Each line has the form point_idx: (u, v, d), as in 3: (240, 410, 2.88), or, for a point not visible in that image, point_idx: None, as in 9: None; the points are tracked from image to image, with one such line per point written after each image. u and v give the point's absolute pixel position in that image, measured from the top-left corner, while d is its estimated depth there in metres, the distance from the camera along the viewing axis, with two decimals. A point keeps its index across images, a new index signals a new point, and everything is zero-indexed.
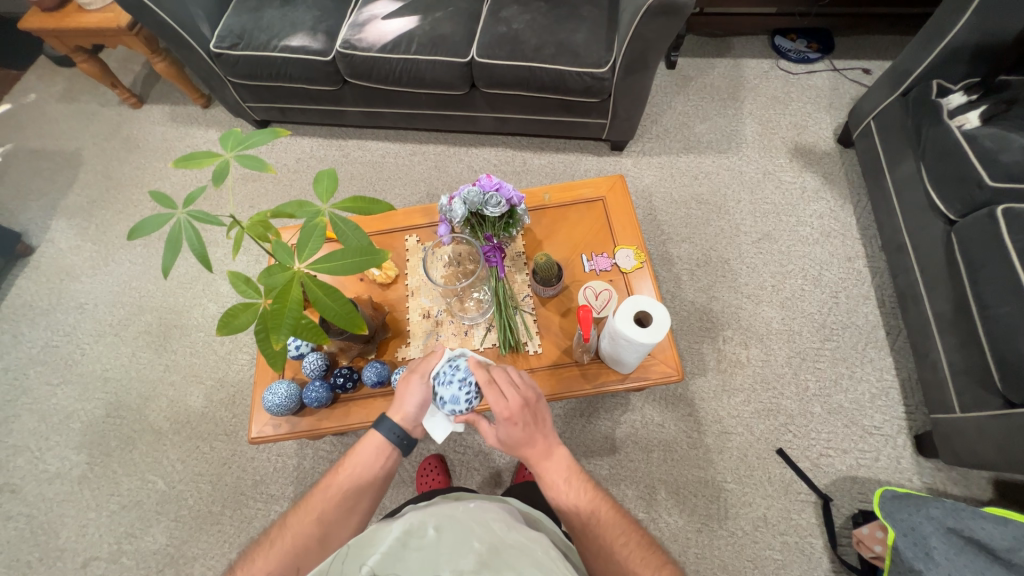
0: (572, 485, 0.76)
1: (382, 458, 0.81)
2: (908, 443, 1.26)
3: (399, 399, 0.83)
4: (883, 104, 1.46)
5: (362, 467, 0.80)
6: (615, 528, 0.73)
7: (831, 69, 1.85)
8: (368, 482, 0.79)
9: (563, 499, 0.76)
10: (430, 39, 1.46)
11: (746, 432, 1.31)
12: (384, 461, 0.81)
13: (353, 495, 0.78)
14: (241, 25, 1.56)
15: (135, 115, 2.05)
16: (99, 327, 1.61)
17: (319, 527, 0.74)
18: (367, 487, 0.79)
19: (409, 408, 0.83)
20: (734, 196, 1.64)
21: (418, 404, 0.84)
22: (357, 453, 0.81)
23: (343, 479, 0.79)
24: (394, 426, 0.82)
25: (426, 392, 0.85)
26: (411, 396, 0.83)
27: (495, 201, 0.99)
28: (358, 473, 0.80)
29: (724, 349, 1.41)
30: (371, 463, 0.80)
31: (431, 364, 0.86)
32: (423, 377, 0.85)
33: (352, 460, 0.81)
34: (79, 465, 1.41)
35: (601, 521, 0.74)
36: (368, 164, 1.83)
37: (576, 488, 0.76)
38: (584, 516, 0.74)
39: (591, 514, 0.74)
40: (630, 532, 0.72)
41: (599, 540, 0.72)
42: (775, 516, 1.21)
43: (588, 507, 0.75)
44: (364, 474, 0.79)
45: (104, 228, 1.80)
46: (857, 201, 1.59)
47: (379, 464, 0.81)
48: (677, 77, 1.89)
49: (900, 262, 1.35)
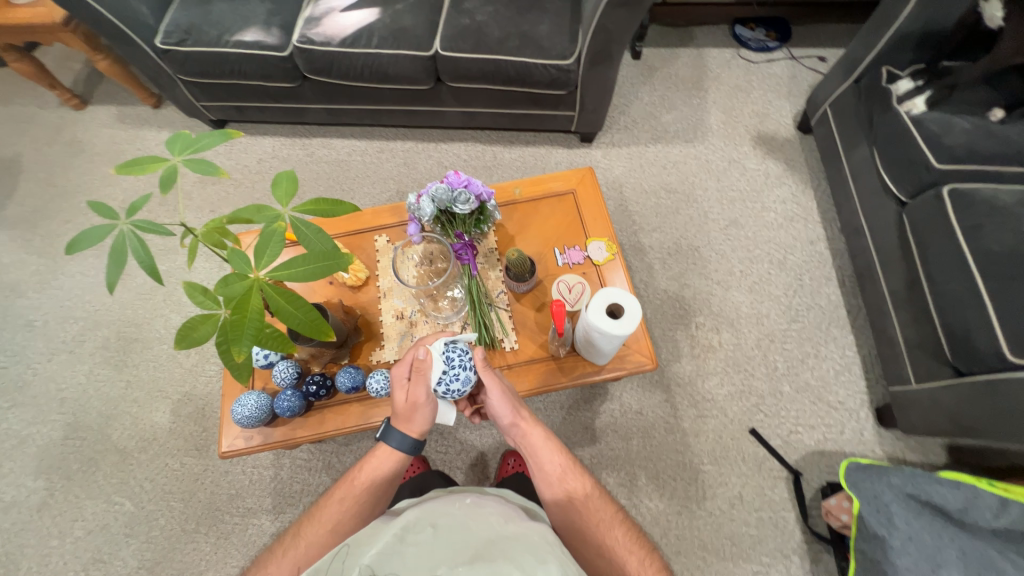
0: (567, 464, 0.80)
1: (398, 467, 0.82)
2: (870, 415, 1.33)
3: (411, 417, 0.82)
4: (837, 91, 1.51)
5: (378, 478, 0.80)
6: (607, 509, 0.77)
7: (789, 58, 1.90)
8: (382, 493, 0.79)
9: (559, 477, 0.79)
10: (391, 32, 1.42)
11: (720, 415, 1.35)
12: (401, 469, 0.82)
13: (368, 505, 0.78)
14: (189, 19, 1.47)
15: (79, 118, 1.93)
16: (51, 344, 1.52)
17: (335, 537, 0.74)
18: (383, 496, 0.80)
19: (422, 425, 0.83)
20: (702, 185, 1.67)
21: (428, 421, 0.83)
22: (374, 463, 0.81)
23: (358, 490, 0.78)
24: (407, 440, 0.81)
25: (433, 407, 0.84)
26: (423, 414, 0.82)
27: (464, 198, 0.97)
28: (372, 484, 0.79)
29: (697, 335, 1.45)
30: (387, 475, 0.80)
31: (426, 374, 0.82)
32: (428, 396, 0.83)
33: (367, 469, 0.80)
34: (37, 491, 1.33)
35: (595, 502, 0.77)
36: (333, 162, 1.78)
37: (573, 469, 0.80)
38: (579, 496, 0.77)
39: (586, 494, 0.78)
40: (622, 515, 0.76)
41: (589, 521, 0.75)
42: (750, 493, 1.26)
43: (583, 487, 0.78)
44: (379, 484, 0.79)
45: (50, 239, 1.69)
46: (818, 186, 1.64)
47: (394, 473, 0.81)
48: (642, 67, 1.90)
49: (858, 244, 1.41)
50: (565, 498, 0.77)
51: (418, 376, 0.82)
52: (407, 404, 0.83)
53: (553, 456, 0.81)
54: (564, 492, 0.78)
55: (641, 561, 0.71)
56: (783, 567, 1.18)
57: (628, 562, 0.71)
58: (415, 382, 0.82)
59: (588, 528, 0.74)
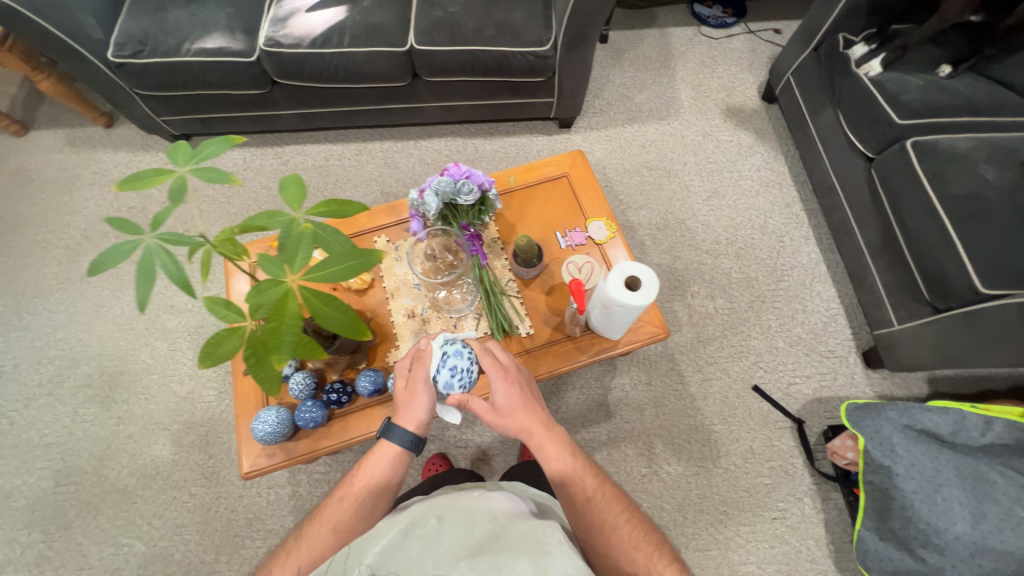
0: (572, 465, 0.81)
1: (397, 466, 0.83)
2: (858, 359, 1.42)
3: (408, 406, 0.84)
4: (798, 60, 1.59)
5: (376, 476, 0.81)
6: (611, 508, 0.79)
7: (746, 32, 1.98)
8: (382, 490, 0.81)
9: (562, 482, 0.80)
10: (363, 29, 1.39)
11: (724, 376, 1.41)
12: (401, 468, 0.83)
13: (368, 503, 0.79)
14: (142, 29, 1.39)
15: (22, 145, 1.79)
16: (26, 389, 1.42)
17: (335, 537, 0.76)
18: (383, 494, 0.81)
19: (422, 413, 0.84)
20: (680, 160, 1.73)
21: (429, 407, 0.86)
22: (373, 462, 0.82)
23: (358, 489, 0.80)
24: (408, 433, 0.82)
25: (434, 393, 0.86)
26: (419, 402, 0.84)
27: (467, 188, 0.98)
28: (371, 483, 0.81)
29: (693, 303, 1.51)
30: (385, 474, 0.82)
31: (425, 364, 0.86)
32: (426, 384, 0.85)
33: (367, 469, 0.82)
34: (33, 545, 1.25)
35: (600, 502, 0.79)
36: (311, 169, 1.73)
37: (575, 471, 0.80)
38: (583, 499, 0.78)
39: (591, 496, 0.79)
40: (629, 514, 0.79)
41: (597, 521, 0.77)
42: (760, 446, 1.33)
43: (589, 487, 0.80)
44: (377, 483, 0.81)
45: (7, 278, 1.57)
46: (788, 152, 1.73)
47: (394, 471, 0.83)
48: (610, 50, 1.94)
49: (831, 202, 1.50)
50: (571, 498, 0.79)
51: (418, 365, 0.86)
52: (407, 392, 0.86)
53: (553, 461, 0.80)
54: (568, 495, 0.79)
55: (650, 555, 0.75)
56: (798, 509, 1.26)
57: (637, 558, 0.74)
58: (415, 370, 0.86)
59: (596, 529, 0.76)
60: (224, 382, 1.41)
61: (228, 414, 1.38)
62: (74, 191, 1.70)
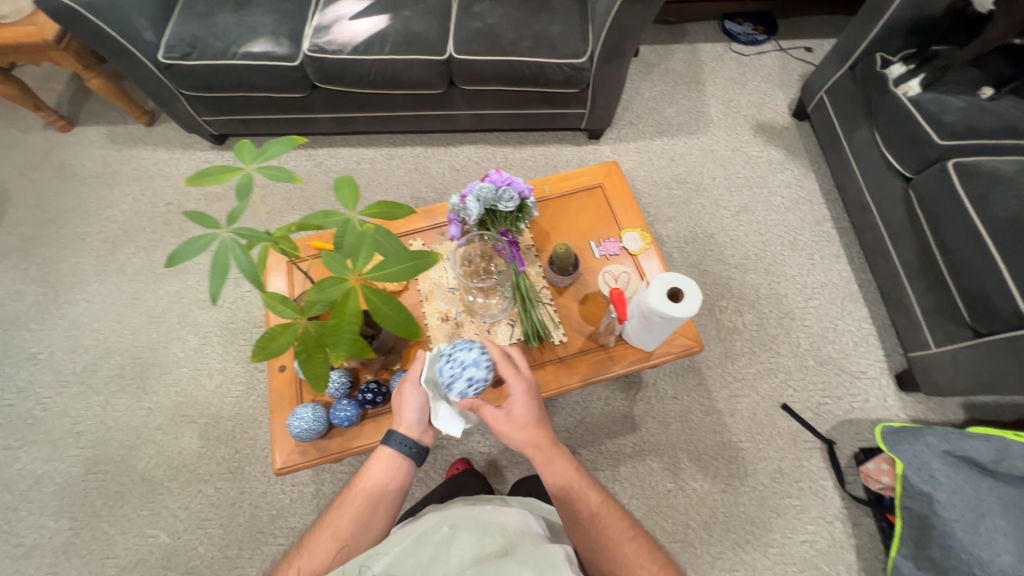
0: (579, 482, 0.84)
1: (394, 472, 0.84)
2: (890, 382, 1.39)
3: (398, 409, 0.88)
4: (833, 78, 1.59)
5: (374, 482, 0.83)
6: (617, 526, 0.81)
7: (777, 49, 1.99)
8: (380, 496, 0.82)
9: (568, 499, 0.82)
10: (404, 37, 1.42)
11: (753, 393, 1.39)
12: (398, 474, 0.85)
13: (367, 510, 0.81)
14: (192, 32, 1.44)
15: (67, 140, 1.85)
16: (60, 377, 1.45)
17: (335, 544, 0.77)
18: (381, 500, 0.82)
19: (412, 414, 0.87)
20: (710, 174, 1.73)
21: (420, 408, 0.88)
22: (371, 468, 0.85)
23: (357, 495, 0.82)
24: (403, 436, 0.85)
25: (423, 395, 0.89)
26: (409, 402, 0.87)
27: (508, 195, 0.99)
28: (369, 489, 0.82)
29: (722, 318, 1.49)
30: (383, 479, 0.84)
31: (417, 369, 0.90)
32: (416, 384, 0.89)
33: (364, 476, 0.84)
34: (60, 532, 1.26)
35: (606, 519, 0.82)
36: (343, 172, 1.76)
37: (582, 487, 0.83)
38: (588, 516, 0.81)
39: (597, 512, 0.82)
40: (634, 530, 0.82)
41: (601, 538, 0.80)
42: (789, 466, 1.30)
43: (594, 504, 0.83)
44: (375, 488, 0.82)
45: (47, 268, 1.61)
46: (819, 169, 1.72)
47: (391, 477, 0.84)
48: (641, 64, 1.96)
49: (865, 221, 1.48)
50: (575, 514, 0.82)
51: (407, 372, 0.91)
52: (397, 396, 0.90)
53: (559, 477, 0.83)
54: (573, 513, 0.82)
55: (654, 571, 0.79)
56: (828, 533, 1.23)
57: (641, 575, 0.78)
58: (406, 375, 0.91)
59: (601, 546, 0.80)
60: (252, 377, 1.43)
61: (255, 410, 1.39)
62: (114, 186, 1.75)
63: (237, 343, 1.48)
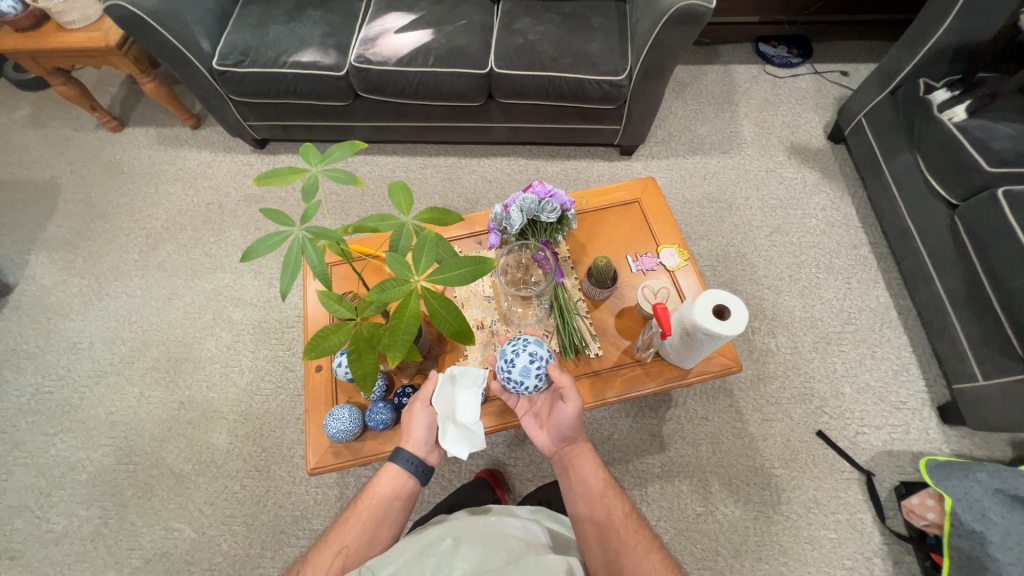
0: (608, 487, 0.90)
1: (400, 489, 0.86)
2: (932, 414, 1.34)
3: (406, 427, 0.90)
4: (873, 102, 1.58)
5: (379, 494, 0.84)
6: (642, 535, 0.84)
7: (812, 72, 1.99)
8: (386, 510, 0.83)
9: (601, 495, 0.88)
10: (446, 51, 1.46)
11: (786, 418, 1.35)
12: (403, 491, 0.86)
13: (372, 526, 0.81)
14: (245, 41, 1.50)
15: (117, 140, 1.93)
16: (98, 367, 1.48)
17: (340, 559, 0.76)
18: (387, 514, 0.83)
19: (419, 434, 0.89)
20: (742, 194, 1.72)
21: (428, 428, 0.90)
22: (376, 484, 0.86)
23: (362, 511, 0.82)
24: (410, 454, 0.87)
25: (432, 416, 0.91)
26: (416, 421, 0.89)
27: (551, 207, 1.00)
28: (375, 503, 0.83)
29: (755, 339, 1.47)
30: (389, 494, 0.85)
31: (428, 389, 0.92)
32: (426, 404, 0.91)
33: (370, 492, 0.85)
34: (89, 520, 1.28)
35: (632, 526, 0.85)
36: (378, 178, 1.80)
37: (612, 489, 0.90)
38: (619, 515, 0.85)
39: (626, 515, 0.86)
40: (659, 543, 0.83)
41: (627, 540, 0.82)
42: (825, 496, 1.26)
43: (622, 508, 0.87)
44: (381, 502, 0.83)
45: (92, 260, 1.67)
46: (855, 193, 1.70)
47: (396, 494, 0.85)
48: (674, 84, 1.97)
49: (906, 246, 1.46)
50: (604, 517, 0.85)
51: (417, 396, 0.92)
52: (406, 419, 0.92)
53: (591, 476, 0.90)
54: (604, 510, 0.86)
55: None
56: (866, 569, 1.17)
57: None
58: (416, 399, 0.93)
59: (626, 549, 0.81)
60: (282, 376, 1.45)
61: (283, 409, 1.41)
62: (159, 185, 1.82)
63: (269, 341, 1.50)
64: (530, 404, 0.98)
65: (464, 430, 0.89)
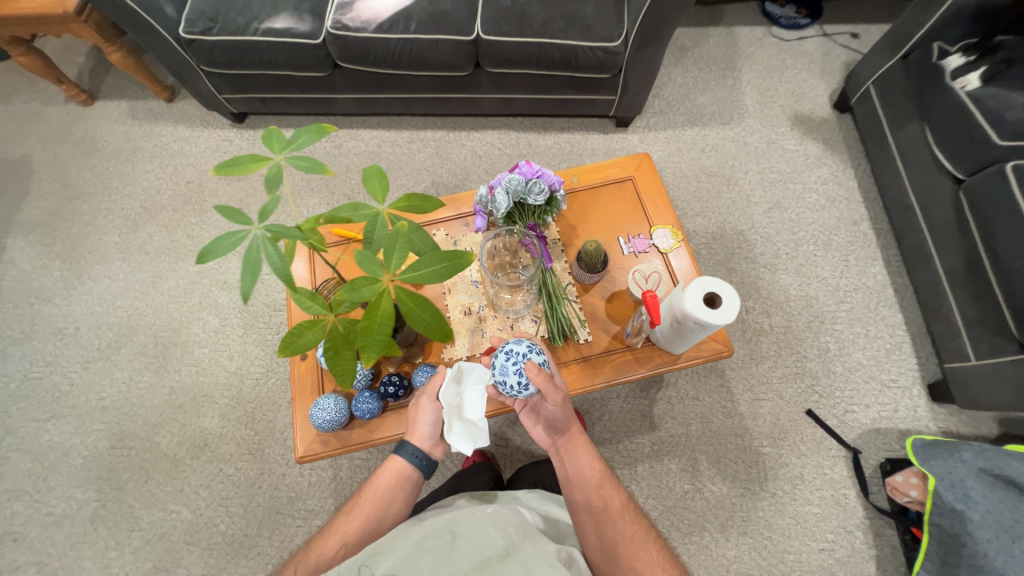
0: (604, 478, 0.91)
1: (403, 481, 0.88)
2: (922, 392, 1.34)
3: (413, 420, 0.92)
4: (883, 68, 1.50)
5: (382, 487, 0.87)
6: (638, 525, 0.86)
7: (821, 35, 1.88)
8: (388, 504, 0.85)
9: (598, 486, 0.90)
10: (430, 15, 1.37)
11: (776, 397, 1.36)
12: (407, 484, 0.88)
13: (374, 518, 0.83)
14: (213, 6, 1.40)
15: (88, 114, 1.84)
16: (86, 352, 1.47)
17: (342, 549, 0.79)
18: (388, 507, 0.85)
19: (425, 428, 0.91)
20: (742, 167, 1.66)
21: (433, 423, 0.92)
22: (380, 476, 0.88)
23: (366, 502, 0.85)
24: (415, 448, 0.90)
25: (437, 410, 0.92)
26: (422, 416, 0.91)
27: (539, 188, 0.96)
28: (378, 495, 0.86)
29: (748, 319, 1.45)
30: (392, 487, 0.87)
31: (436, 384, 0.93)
32: (432, 399, 0.92)
33: (374, 484, 0.87)
34: (88, 503, 1.30)
35: (629, 516, 0.87)
36: (364, 154, 1.73)
37: (609, 480, 0.91)
38: (616, 506, 0.87)
39: (622, 506, 0.88)
40: (654, 532, 0.86)
41: (624, 532, 0.84)
42: (811, 473, 1.28)
43: (618, 500, 0.89)
44: (384, 495, 0.86)
45: (71, 243, 1.63)
46: (858, 166, 1.64)
47: (399, 487, 0.87)
48: (674, 48, 1.86)
49: (907, 223, 1.42)
50: (602, 508, 0.87)
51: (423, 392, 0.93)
52: (412, 414, 0.93)
53: (587, 469, 0.91)
54: (601, 500, 0.88)
55: None
56: (848, 542, 1.21)
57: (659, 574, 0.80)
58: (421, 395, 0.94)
59: (623, 541, 0.83)
60: (271, 361, 1.44)
61: (274, 393, 1.40)
62: (135, 163, 1.75)
63: (257, 325, 1.48)
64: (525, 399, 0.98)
65: (468, 427, 0.89)
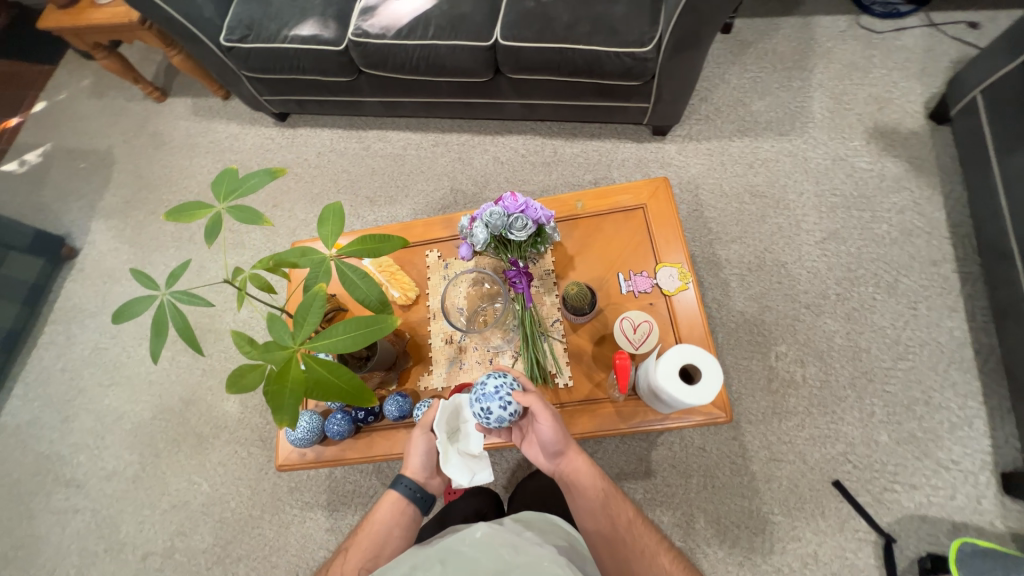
0: (610, 495, 0.84)
1: (399, 516, 0.85)
2: (992, 480, 1.11)
3: (406, 454, 0.90)
4: (996, 74, 1.20)
5: (379, 522, 0.85)
6: (651, 538, 0.80)
7: (926, 24, 1.54)
8: (384, 539, 0.83)
9: (603, 504, 0.83)
10: (448, 20, 1.32)
11: (798, 461, 1.19)
12: (403, 518, 0.85)
13: (371, 552, 0.82)
14: (250, 14, 1.45)
15: (160, 110, 2.03)
16: (141, 330, 1.67)
17: None
18: (385, 542, 0.83)
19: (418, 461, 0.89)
20: (796, 188, 1.44)
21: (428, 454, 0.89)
22: (376, 511, 0.87)
23: (363, 538, 0.84)
24: (408, 481, 0.87)
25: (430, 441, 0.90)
26: (413, 448, 0.88)
27: (520, 224, 0.89)
28: (375, 531, 0.84)
29: (777, 366, 1.28)
30: (388, 521, 0.85)
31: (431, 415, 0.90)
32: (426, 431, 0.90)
33: (371, 519, 0.86)
34: (131, 464, 1.49)
35: (638, 530, 0.81)
36: (389, 157, 1.74)
37: (614, 494, 0.85)
38: (623, 523, 0.81)
39: (630, 520, 0.82)
40: (668, 544, 0.80)
41: (637, 548, 0.79)
42: (827, 553, 1.12)
43: (626, 515, 0.83)
44: (380, 529, 0.84)
45: (138, 229, 1.83)
46: (949, 193, 1.35)
47: (395, 521, 0.85)
48: (733, 43, 1.64)
49: (1002, 272, 1.15)
50: (611, 526, 0.81)
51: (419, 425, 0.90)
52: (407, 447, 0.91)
53: (591, 488, 0.84)
54: (608, 519, 0.82)
55: None
56: None
57: None
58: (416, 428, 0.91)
59: (635, 558, 0.78)
60: None
61: None
62: (193, 158, 1.91)
63: None
64: (516, 425, 0.92)
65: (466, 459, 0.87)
